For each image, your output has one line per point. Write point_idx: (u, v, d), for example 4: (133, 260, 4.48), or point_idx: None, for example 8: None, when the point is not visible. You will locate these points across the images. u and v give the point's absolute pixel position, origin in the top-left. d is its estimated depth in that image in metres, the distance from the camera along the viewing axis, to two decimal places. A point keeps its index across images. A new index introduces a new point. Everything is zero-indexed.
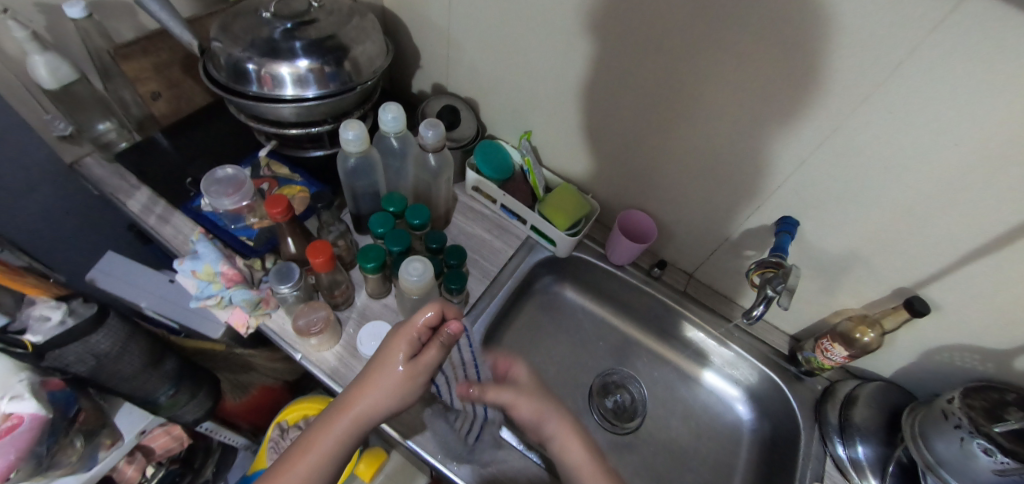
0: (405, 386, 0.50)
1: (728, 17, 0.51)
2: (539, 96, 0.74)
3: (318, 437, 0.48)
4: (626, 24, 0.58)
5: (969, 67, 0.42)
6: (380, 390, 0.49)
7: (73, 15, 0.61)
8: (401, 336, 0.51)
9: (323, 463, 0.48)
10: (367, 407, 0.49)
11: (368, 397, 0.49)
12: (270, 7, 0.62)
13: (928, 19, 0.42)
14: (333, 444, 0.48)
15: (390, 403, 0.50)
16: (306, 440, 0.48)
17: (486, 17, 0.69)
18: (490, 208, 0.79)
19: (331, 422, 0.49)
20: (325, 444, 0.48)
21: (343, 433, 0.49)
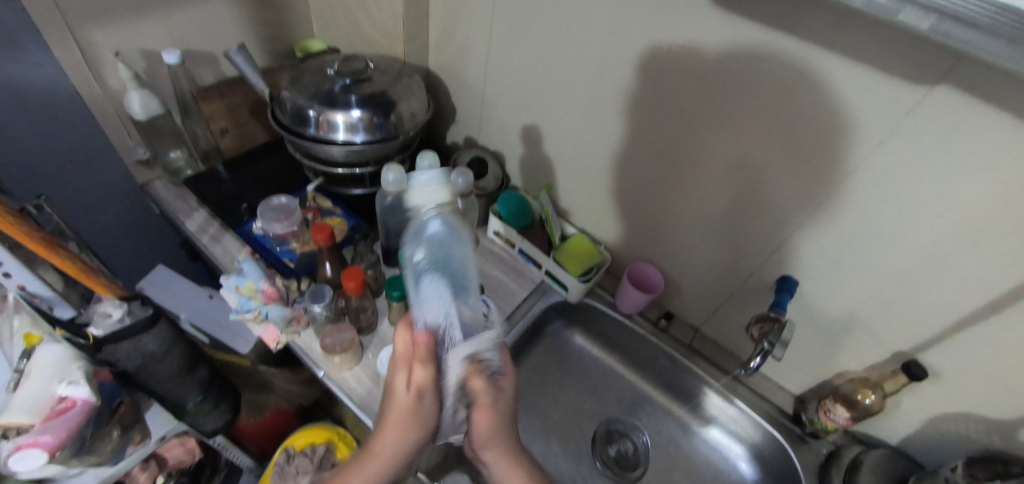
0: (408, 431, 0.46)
1: (730, 91, 0.58)
2: (561, 152, 0.82)
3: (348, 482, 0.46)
4: (639, 95, 0.66)
5: (944, 147, 0.48)
6: (395, 428, 0.46)
7: (170, 61, 0.72)
8: (398, 363, 0.46)
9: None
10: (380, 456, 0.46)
11: (384, 443, 0.46)
12: (334, 65, 0.73)
13: (902, 105, 0.48)
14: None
15: (395, 446, 0.46)
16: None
17: (517, 83, 0.79)
18: (508, 252, 0.84)
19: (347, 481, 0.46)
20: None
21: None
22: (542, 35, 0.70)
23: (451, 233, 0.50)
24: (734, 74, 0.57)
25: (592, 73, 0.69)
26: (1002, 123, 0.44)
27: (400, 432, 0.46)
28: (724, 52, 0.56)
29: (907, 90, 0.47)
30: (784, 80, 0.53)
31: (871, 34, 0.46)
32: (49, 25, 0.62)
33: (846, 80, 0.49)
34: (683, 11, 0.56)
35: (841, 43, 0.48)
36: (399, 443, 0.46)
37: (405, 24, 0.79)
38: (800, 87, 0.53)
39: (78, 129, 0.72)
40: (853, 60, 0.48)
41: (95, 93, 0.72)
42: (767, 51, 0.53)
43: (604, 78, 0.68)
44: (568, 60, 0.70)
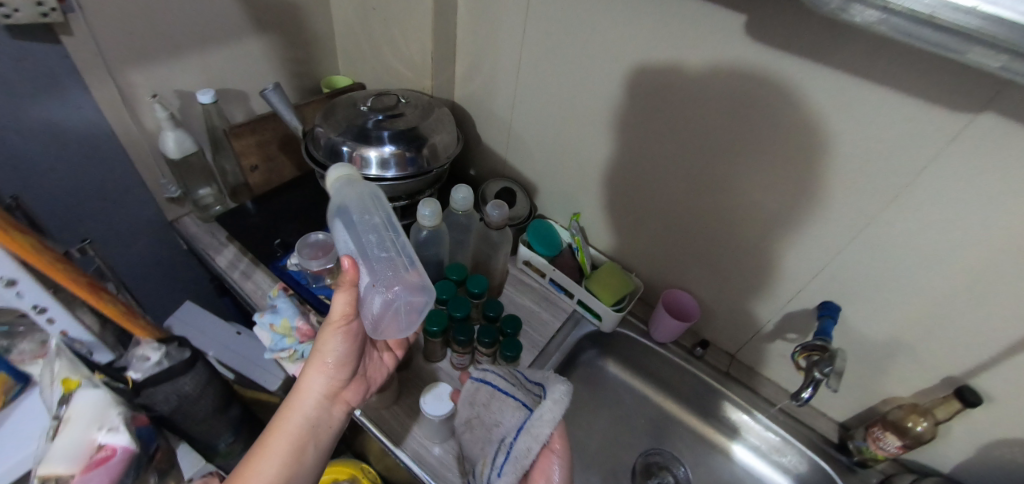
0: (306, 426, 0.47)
1: (762, 121, 0.59)
2: (589, 181, 0.82)
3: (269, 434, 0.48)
4: (668, 124, 0.67)
5: (990, 170, 0.48)
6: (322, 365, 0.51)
7: (204, 100, 0.73)
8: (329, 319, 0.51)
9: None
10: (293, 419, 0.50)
11: (309, 381, 0.51)
12: (366, 101, 0.74)
13: (948, 131, 0.48)
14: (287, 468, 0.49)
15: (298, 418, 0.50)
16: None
17: (545, 114, 0.80)
18: (539, 282, 0.83)
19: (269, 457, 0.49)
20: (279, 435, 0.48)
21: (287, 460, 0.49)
22: (569, 68, 0.72)
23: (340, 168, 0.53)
24: (769, 105, 0.57)
25: (620, 104, 0.70)
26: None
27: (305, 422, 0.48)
28: (757, 83, 0.56)
29: (947, 118, 0.47)
30: (820, 109, 0.54)
31: (910, 63, 0.46)
32: (90, 70, 0.64)
33: (885, 108, 0.50)
34: (713, 45, 0.57)
35: (879, 73, 0.48)
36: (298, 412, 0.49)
37: (433, 59, 0.81)
38: (836, 115, 0.53)
39: (114, 168, 0.73)
40: (891, 88, 0.48)
41: (131, 133, 0.73)
42: (801, 83, 0.53)
43: (633, 108, 0.69)
44: (596, 91, 0.71)
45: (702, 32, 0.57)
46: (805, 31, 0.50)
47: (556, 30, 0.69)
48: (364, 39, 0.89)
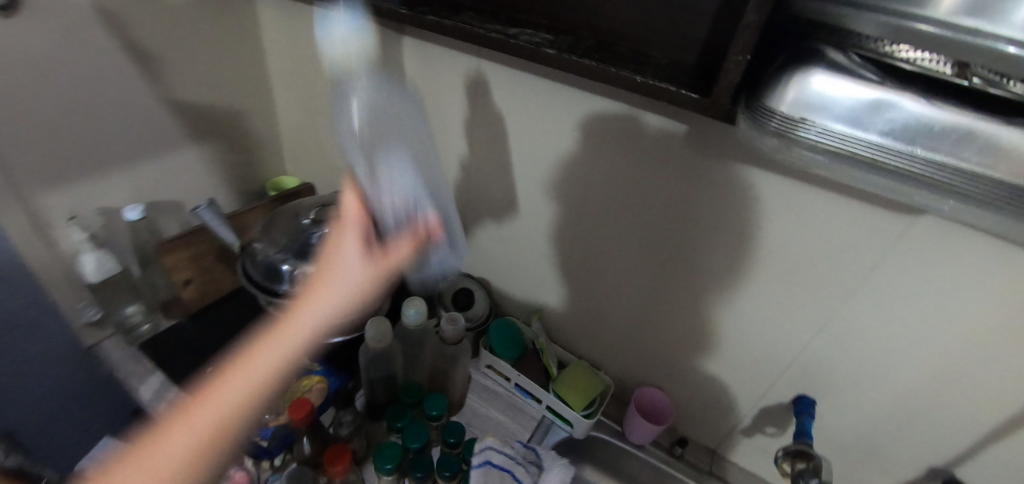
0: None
1: (717, 222, 0.57)
2: (546, 276, 0.79)
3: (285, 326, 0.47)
4: (619, 221, 0.65)
5: (935, 266, 0.47)
6: (337, 269, 0.51)
7: (131, 217, 0.71)
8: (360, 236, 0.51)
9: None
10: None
11: (329, 280, 0.50)
12: (309, 212, 0.70)
13: (890, 232, 0.48)
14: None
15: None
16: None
17: (496, 212, 0.77)
18: (504, 386, 0.77)
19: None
20: (283, 350, 0.46)
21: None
22: (517, 168, 0.71)
23: (363, 31, 0.47)
24: (719, 207, 0.56)
25: (571, 203, 0.68)
26: (974, 244, 0.44)
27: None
28: (703, 187, 0.56)
29: (886, 220, 0.47)
30: (766, 211, 0.53)
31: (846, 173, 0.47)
32: None
33: (824, 210, 0.50)
34: (657, 151, 0.57)
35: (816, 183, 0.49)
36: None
37: None
38: (784, 218, 0.53)
39: (23, 297, 0.66)
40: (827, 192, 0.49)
41: (43, 258, 0.66)
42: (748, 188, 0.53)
43: (583, 208, 0.68)
44: (543, 191, 0.70)
45: (634, 135, 0.57)
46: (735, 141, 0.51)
47: (493, 133, 0.70)
48: (310, 139, 0.89)
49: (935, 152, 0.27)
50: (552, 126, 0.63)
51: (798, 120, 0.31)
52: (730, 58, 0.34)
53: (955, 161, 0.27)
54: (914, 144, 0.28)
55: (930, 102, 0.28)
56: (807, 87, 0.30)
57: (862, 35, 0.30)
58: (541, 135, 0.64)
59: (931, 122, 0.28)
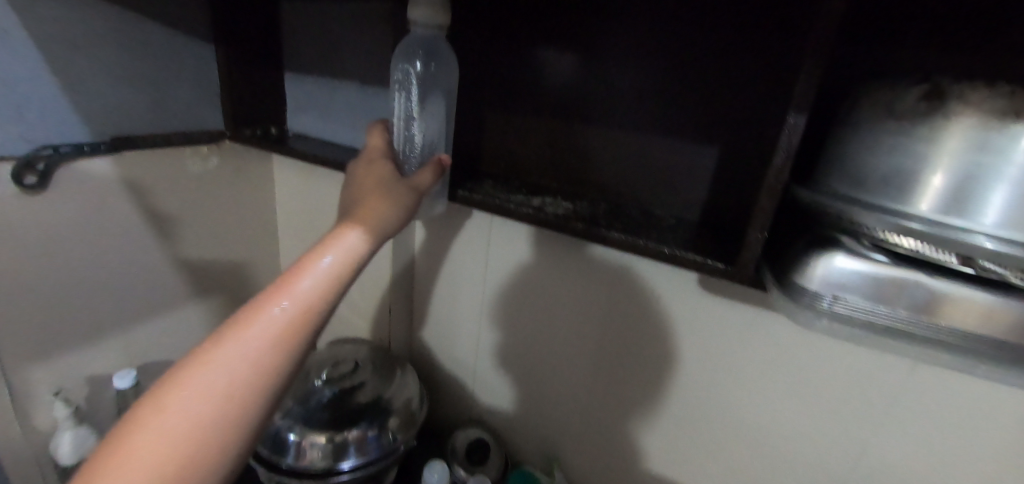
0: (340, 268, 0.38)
1: (740, 363, 0.59)
2: (565, 422, 0.76)
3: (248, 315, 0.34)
4: (632, 364, 0.67)
5: (944, 402, 0.49)
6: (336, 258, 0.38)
7: (121, 384, 0.67)
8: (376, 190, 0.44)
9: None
10: (259, 324, 0.34)
11: (300, 277, 0.36)
12: (322, 372, 0.67)
13: (895, 367, 0.50)
14: (183, 436, 0.30)
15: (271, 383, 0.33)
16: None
17: (509, 357, 0.77)
18: None
19: (167, 398, 0.31)
20: (261, 339, 0.33)
21: (202, 422, 0.30)
22: (530, 314, 0.72)
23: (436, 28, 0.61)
24: (727, 351, 0.59)
25: (588, 347, 0.69)
26: (973, 379, 0.47)
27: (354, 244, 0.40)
28: (719, 327, 0.58)
29: (885, 359, 0.50)
30: (781, 349, 0.55)
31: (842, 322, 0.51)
32: None
33: (823, 352, 0.53)
34: (659, 299, 0.61)
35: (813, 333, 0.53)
36: (323, 302, 0.37)
37: None
38: (789, 360, 0.56)
39: None
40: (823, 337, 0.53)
41: (12, 439, 0.62)
42: (760, 327, 0.56)
43: (591, 352, 0.69)
44: (557, 336, 0.71)
45: (638, 284, 0.62)
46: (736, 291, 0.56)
47: (500, 282, 0.73)
48: None
49: (955, 324, 0.31)
50: (556, 276, 0.68)
51: (826, 303, 0.34)
52: (749, 235, 0.40)
53: (973, 330, 0.31)
54: (934, 317, 0.32)
55: (934, 276, 0.32)
56: (830, 269, 0.34)
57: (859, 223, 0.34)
58: (552, 283, 0.68)
59: (942, 299, 0.31)
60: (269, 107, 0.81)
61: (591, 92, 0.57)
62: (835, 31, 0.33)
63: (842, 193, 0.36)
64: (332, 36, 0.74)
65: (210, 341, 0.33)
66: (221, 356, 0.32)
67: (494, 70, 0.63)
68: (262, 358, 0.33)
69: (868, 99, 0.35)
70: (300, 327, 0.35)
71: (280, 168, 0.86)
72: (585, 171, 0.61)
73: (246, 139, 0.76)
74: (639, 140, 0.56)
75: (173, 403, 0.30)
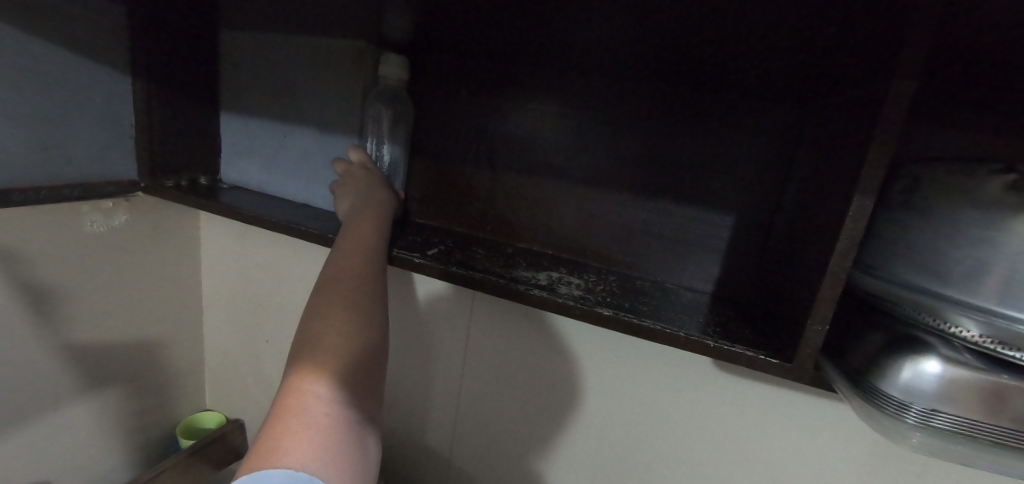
0: (377, 230, 0.47)
1: (755, 453, 0.52)
2: None
3: (335, 269, 0.42)
4: (636, 454, 0.58)
5: None
6: (369, 222, 0.48)
7: None
8: (367, 181, 0.53)
9: (325, 410, 0.32)
10: (347, 267, 0.42)
11: (359, 236, 0.45)
12: None
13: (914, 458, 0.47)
14: (351, 343, 0.37)
15: (384, 301, 0.42)
16: (285, 402, 0.32)
17: (488, 446, 0.66)
18: None
19: (324, 318, 0.37)
20: (354, 275, 0.41)
21: (360, 332, 0.38)
22: (514, 396, 0.62)
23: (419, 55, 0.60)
24: (744, 440, 0.52)
25: (581, 435, 0.60)
26: (999, 477, 0.44)
27: (378, 220, 0.49)
28: (733, 414, 0.52)
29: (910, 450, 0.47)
30: (802, 438, 0.50)
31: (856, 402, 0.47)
32: None
33: (841, 443, 0.49)
34: (666, 378, 0.54)
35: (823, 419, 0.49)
36: (380, 248, 0.46)
37: None
38: (807, 451, 0.50)
39: None
40: (835, 423, 0.49)
41: None
42: (778, 415, 0.51)
43: (588, 440, 0.60)
44: (547, 423, 0.62)
45: (641, 365, 0.55)
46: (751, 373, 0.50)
47: (480, 362, 0.63)
48: (251, 369, 0.77)
49: None
50: (548, 355, 0.59)
51: (917, 414, 0.29)
52: (808, 327, 0.35)
53: None
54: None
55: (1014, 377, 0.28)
56: (921, 372, 0.29)
57: (938, 323, 0.30)
58: (541, 360, 0.59)
59: (1010, 393, 0.28)
60: (200, 157, 0.68)
61: (591, 156, 0.53)
62: (903, 115, 0.30)
63: (917, 283, 0.32)
64: (284, 81, 0.64)
65: (314, 300, 0.39)
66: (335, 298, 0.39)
67: (480, 127, 0.57)
68: (370, 284, 0.42)
69: (933, 184, 0.32)
70: (374, 260, 0.44)
71: (208, 227, 0.72)
72: (584, 238, 0.55)
73: (164, 191, 0.62)
74: (648, 209, 0.51)
75: (333, 326, 0.37)
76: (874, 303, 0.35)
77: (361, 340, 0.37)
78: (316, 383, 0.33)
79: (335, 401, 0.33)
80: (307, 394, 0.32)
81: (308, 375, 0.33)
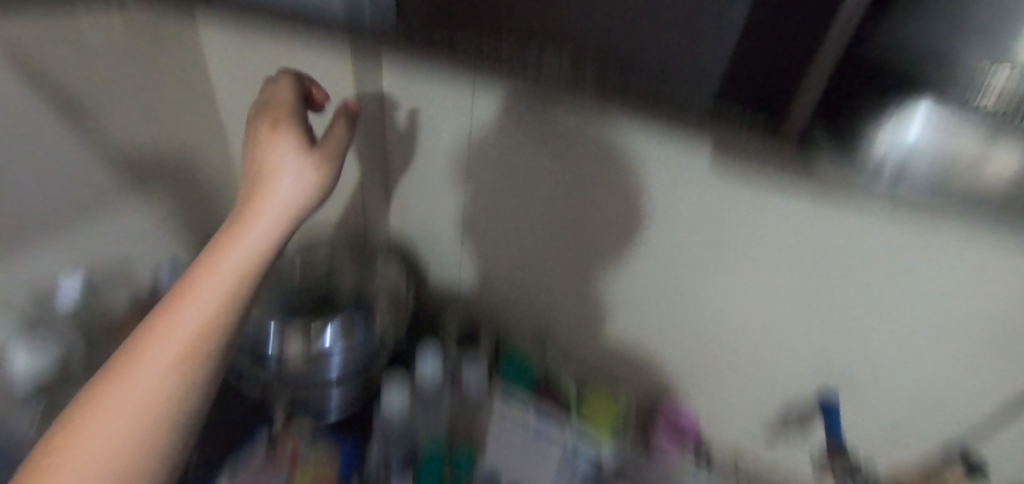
0: (292, 125, 0.36)
1: (737, 244, 0.54)
2: (556, 299, 0.77)
3: (257, 170, 0.35)
4: (632, 243, 0.62)
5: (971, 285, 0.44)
6: (280, 181, 0.35)
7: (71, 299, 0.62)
8: None
9: (229, 283, 0.33)
10: (269, 203, 0.34)
11: (269, 155, 0.35)
12: (298, 271, 0.80)
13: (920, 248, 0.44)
14: (233, 277, 0.33)
15: (286, 229, 0.35)
16: (254, 185, 0.35)
17: (499, 237, 0.75)
18: (523, 434, 0.67)
19: (242, 214, 0.34)
20: (267, 206, 0.34)
21: (241, 265, 0.33)
22: (519, 194, 0.67)
23: None
24: (730, 236, 0.54)
25: (577, 228, 0.66)
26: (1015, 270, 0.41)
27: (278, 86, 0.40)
28: (725, 209, 0.52)
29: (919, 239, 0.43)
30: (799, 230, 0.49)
31: (859, 203, 0.44)
32: None
33: (840, 235, 0.47)
34: (658, 173, 0.54)
35: (816, 223, 0.47)
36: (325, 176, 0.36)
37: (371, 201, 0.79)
38: (791, 250, 0.51)
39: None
40: (830, 227, 0.47)
41: None
42: (773, 209, 0.49)
43: (587, 230, 0.65)
44: (546, 218, 0.67)
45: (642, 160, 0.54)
46: (751, 165, 0.47)
47: (488, 161, 0.66)
48: None
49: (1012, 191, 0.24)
50: (551, 153, 0.59)
51: None
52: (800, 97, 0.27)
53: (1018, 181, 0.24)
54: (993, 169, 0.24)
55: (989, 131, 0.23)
56: (902, 130, 0.25)
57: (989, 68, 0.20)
58: (543, 158, 0.61)
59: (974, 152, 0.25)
60: None
61: None
62: None
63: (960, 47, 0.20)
64: None
65: (244, 204, 0.34)
66: (246, 213, 0.34)
67: None
68: (279, 224, 0.34)
69: None
70: (306, 197, 0.35)
71: (210, 26, 0.70)
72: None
73: None
74: None
75: (259, 207, 0.34)
76: (848, 56, 0.24)
77: (230, 302, 0.33)
78: (280, 174, 0.35)
79: (239, 280, 0.33)
80: (274, 184, 0.34)
81: (272, 169, 0.35)
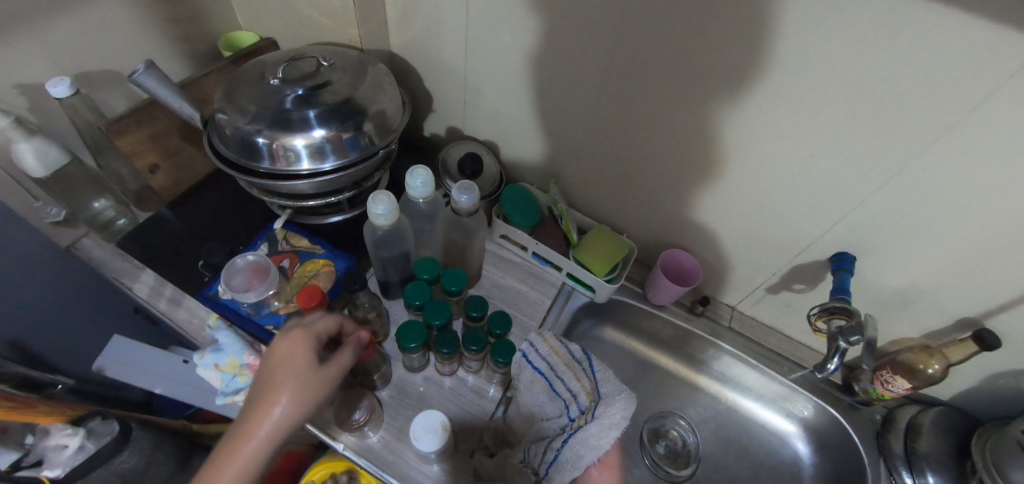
0: (311, 346, 0.48)
1: (804, 42, 0.44)
2: (569, 135, 0.69)
3: (269, 393, 0.46)
4: (671, 51, 0.51)
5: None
6: (289, 368, 0.46)
7: (59, 94, 0.59)
8: None
9: (280, 421, 0.45)
10: (291, 371, 0.46)
11: (283, 377, 0.46)
12: (277, 71, 0.57)
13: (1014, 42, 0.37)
14: (285, 420, 0.45)
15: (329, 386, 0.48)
16: (273, 369, 0.47)
17: (509, 55, 0.63)
18: (521, 256, 0.75)
19: (281, 366, 0.47)
20: (292, 385, 0.46)
21: (293, 408, 0.46)
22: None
23: None
24: (804, 45, 0.43)
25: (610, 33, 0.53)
26: None
27: None
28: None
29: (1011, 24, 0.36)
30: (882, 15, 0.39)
31: None
32: None
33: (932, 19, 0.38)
34: None
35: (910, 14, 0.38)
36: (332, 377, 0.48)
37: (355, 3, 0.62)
38: (864, 62, 0.42)
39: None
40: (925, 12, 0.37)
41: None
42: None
43: (622, 34, 0.53)
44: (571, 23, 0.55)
45: None
46: None
47: None
48: None
49: None
50: None
51: None
52: None
53: None
54: None
55: None
56: None
57: None
58: None
59: None
60: None
61: None
62: None
63: None
64: None
65: (265, 387, 0.46)
66: (271, 396, 0.45)
67: None
68: (307, 390, 0.46)
69: None
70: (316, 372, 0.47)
71: None
72: None
73: None
74: None
75: (279, 402, 0.45)
76: None
77: (302, 405, 0.46)
78: (296, 352, 0.47)
79: (304, 372, 0.47)
80: (293, 354, 0.47)
81: (293, 345, 0.48)
